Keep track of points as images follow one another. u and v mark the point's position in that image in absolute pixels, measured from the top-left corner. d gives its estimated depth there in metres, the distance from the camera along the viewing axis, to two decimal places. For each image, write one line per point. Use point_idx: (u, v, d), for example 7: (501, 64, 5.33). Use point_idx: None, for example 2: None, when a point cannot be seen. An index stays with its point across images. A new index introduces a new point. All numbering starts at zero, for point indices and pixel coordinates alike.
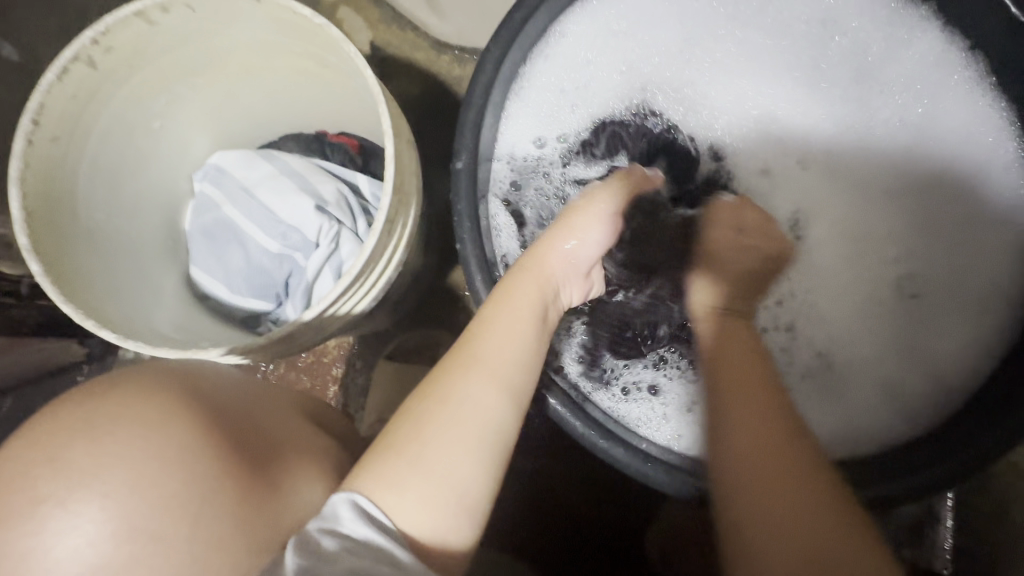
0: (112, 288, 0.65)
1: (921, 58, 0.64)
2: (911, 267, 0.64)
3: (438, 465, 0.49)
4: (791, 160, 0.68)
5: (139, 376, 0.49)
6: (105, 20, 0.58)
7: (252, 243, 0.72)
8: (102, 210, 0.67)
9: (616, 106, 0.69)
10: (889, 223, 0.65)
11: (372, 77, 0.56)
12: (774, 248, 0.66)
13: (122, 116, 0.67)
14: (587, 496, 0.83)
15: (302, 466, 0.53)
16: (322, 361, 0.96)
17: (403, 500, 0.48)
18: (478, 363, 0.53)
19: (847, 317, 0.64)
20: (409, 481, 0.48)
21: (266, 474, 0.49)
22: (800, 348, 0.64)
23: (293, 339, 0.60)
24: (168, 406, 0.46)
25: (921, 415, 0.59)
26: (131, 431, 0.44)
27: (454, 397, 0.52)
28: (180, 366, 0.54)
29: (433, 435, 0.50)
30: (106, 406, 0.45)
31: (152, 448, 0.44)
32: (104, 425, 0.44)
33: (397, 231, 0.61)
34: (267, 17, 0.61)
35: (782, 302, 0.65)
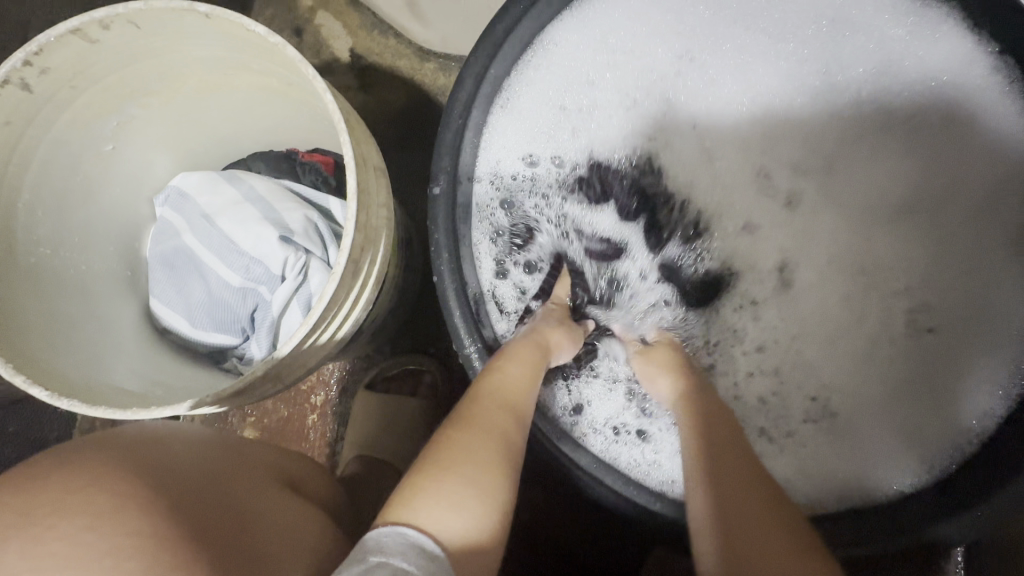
0: (57, 332, 0.59)
1: (940, 64, 0.57)
2: (919, 299, 0.59)
3: (492, 486, 0.44)
4: (776, 199, 0.63)
5: (84, 456, 0.42)
6: (37, 39, 0.52)
7: (214, 275, 0.67)
8: (47, 243, 0.62)
9: (614, 151, 0.64)
10: (901, 247, 0.60)
11: (332, 101, 0.51)
12: (763, 296, 0.62)
13: (67, 140, 0.62)
14: (579, 536, 0.79)
15: (285, 540, 0.45)
16: (300, 389, 0.91)
17: (465, 520, 0.41)
18: (500, 391, 0.50)
19: (856, 356, 0.60)
20: (469, 501, 0.42)
21: (246, 549, 0.41)
22: (793, 393, 0.60)
23: (254, 390, 0.55)
24: (118, 488, 0.39)
25: (940, 464, 0.54)
26: (76, 523, 0.37)
27: (487, 420, 0.48)
28: (133, 436, 0.47)
29: (478, 455, 0.45)
30: (44, 495, 0.38)
31: (105, 540, 0.37)
32: (44, 517, 0.37)
33: (364, 267, 0.56)
34: (220, 32, 0.55)
35: (764, 349, 0.61)
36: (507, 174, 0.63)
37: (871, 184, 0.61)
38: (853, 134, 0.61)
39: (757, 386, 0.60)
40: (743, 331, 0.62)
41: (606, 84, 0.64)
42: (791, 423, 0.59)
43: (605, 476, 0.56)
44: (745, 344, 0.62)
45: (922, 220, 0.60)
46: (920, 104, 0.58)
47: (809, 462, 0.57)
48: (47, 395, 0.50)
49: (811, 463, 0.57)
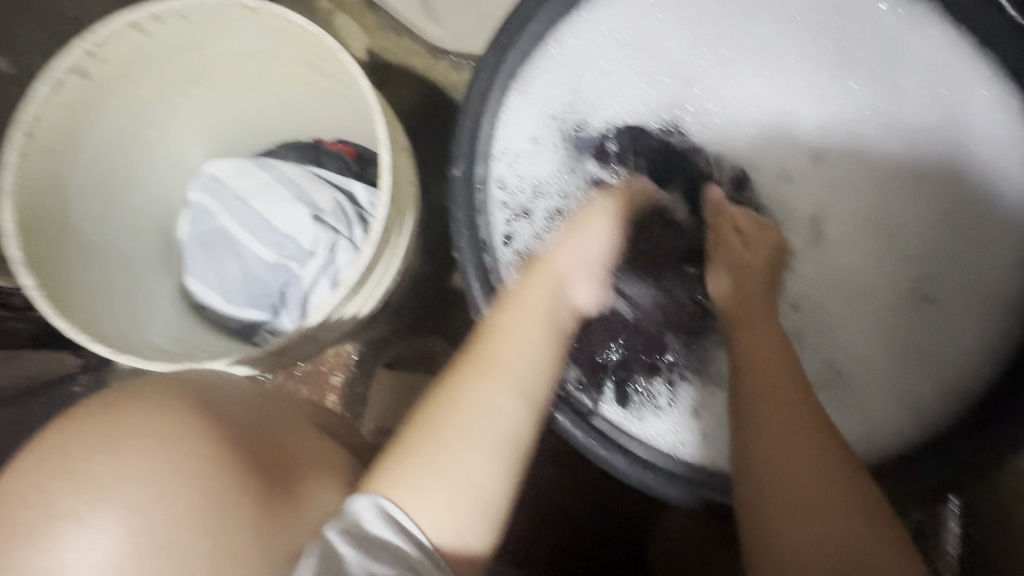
0: (107, 302, 0.64)
1: (931, 55, 0.60)
2: (927, 268, 0.61)
3: (463, 471, 0.48)
4: (801, 154, 0.65)
5: (149, 389, 0.47)
6: (98, 30, 0.57)
7: (249, 253, 0.71)
8: (97, 221, 0.67)
9: (644, 116, 0.67)
10: (914, 219, 0.62)
11: (367, 86, 0.56)
12: (800, 250, 0.65)
13: (116, 126, 0.67)
14: (588, 503, 0.82)
15: (317, 468, 0.51)
16: (321, 370, 0.95)
17: (427, 505, 0.47)
18: (494, 364, 0.52)
19: (868, 321, 0.62)
20: (432, 493, 0.47)
21: (283, 482, 0.48)
22: (810, 356, 0.62)
23: (292, 348, 0.59)
24: (189, 421, 0.45)
25: (928, 421, 0.59)
26: (148, 446, 0.43)
27: (469, 398, 0.51)
28: (191, 375, 0.51)
29: (453, 440, 0.49)
30: (124, 418, 0.44)
31: (170, 464, 0.43)
32: (118, 438, 0.43)
33: (394, 240, 0.60)
34: (262, 26, 0.61)
35: (798, 308, 0.64)
36: (519, 147, 0.67)
37: (881, 159, 0.63)
38: (867, 111, 0.62)
39: None
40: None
41: (627, 63, 0.67)
42: None
43: (617, 438, 0.60)
44: (782, 305, 0.64)
45: (926, 195, 0.62)
46: (915, 89, 0.61)
47: None
48: (105, 354, 0.55)
49: None
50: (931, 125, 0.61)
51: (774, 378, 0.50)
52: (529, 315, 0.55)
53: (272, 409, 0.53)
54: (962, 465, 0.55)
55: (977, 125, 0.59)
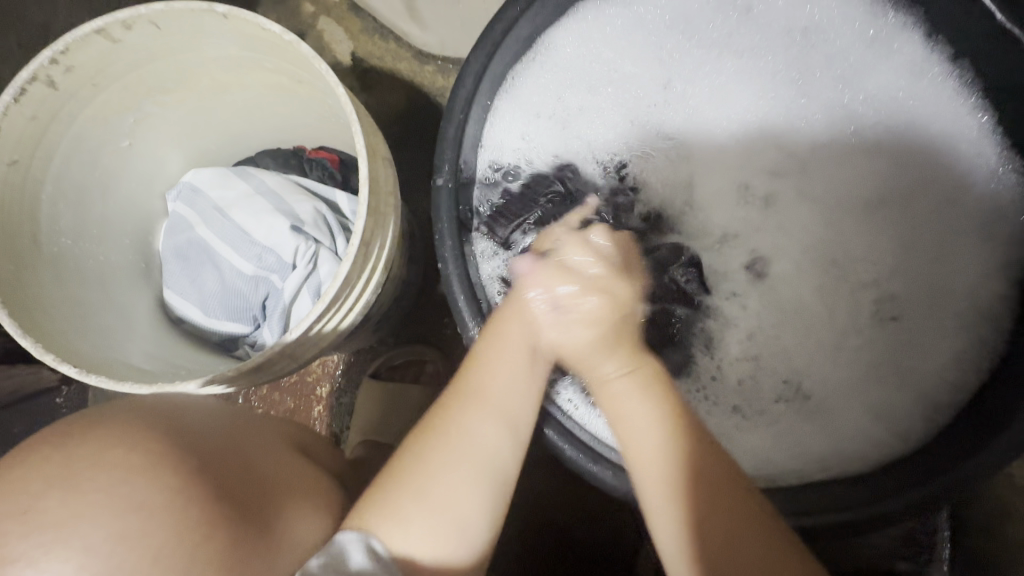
0: (78, 317, 0.62)
1: (896, 75, 0.63)
2: (886, 290, 0.62)
3: (446, 495, 0.50)
4: (754, 204, 0.66)
5: (116, 419, 0.45)
6: (64, 39, 0.55)
7: (227, 265, 0.70)
8: (69, 234, 0.65)
9: (623, 142, 0.67)
10: (875, 235, 0.63)
11: (344, 94, 0.54)
12: (743, 291, 0.64)
13: (88, 136, 0.65)
14: (577, 514, 0.81)
15: (296, 503, 0.51)
16: (306, 381, 0.94)
17: (415, 534, 0.49)
18: (478, 395, 0.53)
19: (833, 344, 0.62)
20: (414, 522, 0.49)
21: (258, 514, 0.47)
22: (767, 376, 0.62)
23: (271, 364, 0.58)
24: (154, 449, 0.43)
25: (923, 431, 0.57)
26: (111, 478, 0.41)
27: (459, 430, 0.52)
28: (163, 408, 0.49)
29: (438, 469, 0.51)
30: (83, 451, 0.42)
31: (140, 496, 0.41)
32: (83, 473, 0.41)
33: (374, 251, 0.59)
34: (236, 32, 0.59)
35: (753, 337, 0.63)
36: (507, 159, 0.66)
37: (862, 172, 0.64)
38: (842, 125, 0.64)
39: (737, 370, 0.62)
40: (731, 321, 0.64)
41: (607, 88, 0.68)
42: (784, 399, 0.61)
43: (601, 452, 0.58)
44: (738, 333, 0.63)
45: (907, 204, 0.62)
46: (884, 110, 0.63)
47: (792, 435, 0.60)
48: (73, 374, 0.53)
49: (794, 436, 0.60)
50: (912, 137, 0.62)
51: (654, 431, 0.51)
52: (508, 347, 0.53)
53: (237, 438, 0.52)
54: (952, 472, 0.51)
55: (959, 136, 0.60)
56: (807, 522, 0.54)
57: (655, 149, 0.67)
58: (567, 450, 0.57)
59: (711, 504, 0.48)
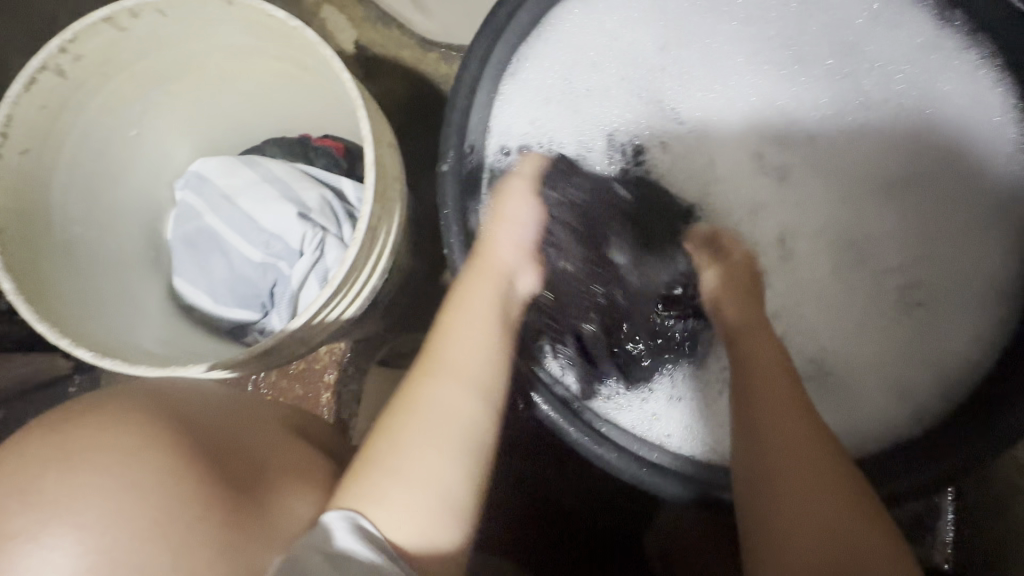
0: (90, 303, 0.63)
1: (909, 49, 0.61)
2: (911, 276, 0.62)
3: (422, 473, 0.49)
4: (768, 175, 0.66)
5: (117, 402, 0.47)
6: (72, 27, 0.55)
7: (235, 251, 0.70)
8: (79, 222, 0.66)
9: (632, 120, 0.67)
10: (896, 211, 0.63)
11: (350, 80, 0.54)
12: (768, 268, 0.64)
13: (97, 125, 0.66)
14: (583, 495, 0.82)
15: (291, 484, 0.51)
16: (314, 368, 0.95)
17: (398, 510, 0.48)
18: (445, 364, 0.54)
19: (857, 327, 0.62)
20: (392, 496, 0.48)
21: (254, 494, 0.47)
22: (794, 356, 0.62)
23: (278, 350, 0.58)
24: (147, 432, 0.44)
25: (927, 412, 0.58)
26: (103, 460, 0.42)
27: (427, 403, 0.52)
28: (163, 387, 0.52)
29: (412, 445, 0.50)
30: (78, 436, 0.43)
31: (131, 476, 0.42)
32: (80, 453, 0.42)
33: (381, 238, 0.59)
34: (241, 19, 0.59)
35: (776, 317, 0.64)
36: (517, 140, 0.66)
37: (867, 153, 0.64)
38: (847, 105, 0.64)
39: None
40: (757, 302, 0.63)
41: (612, 69, 0.67)
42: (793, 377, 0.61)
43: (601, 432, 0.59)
44: (764, 317, 0.63)
45: (914, 184, 0.62)
46: (903, 85, 0.62)
47: None
48: (88, 359, 0.54)
49: None
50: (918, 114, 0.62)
51: (775, 392, 0.51)
52: (477, 313, 0.57)
53: (231, 421, 0.52)
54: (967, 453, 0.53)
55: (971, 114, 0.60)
56: None
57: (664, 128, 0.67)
58: (574, 435, 0.58)
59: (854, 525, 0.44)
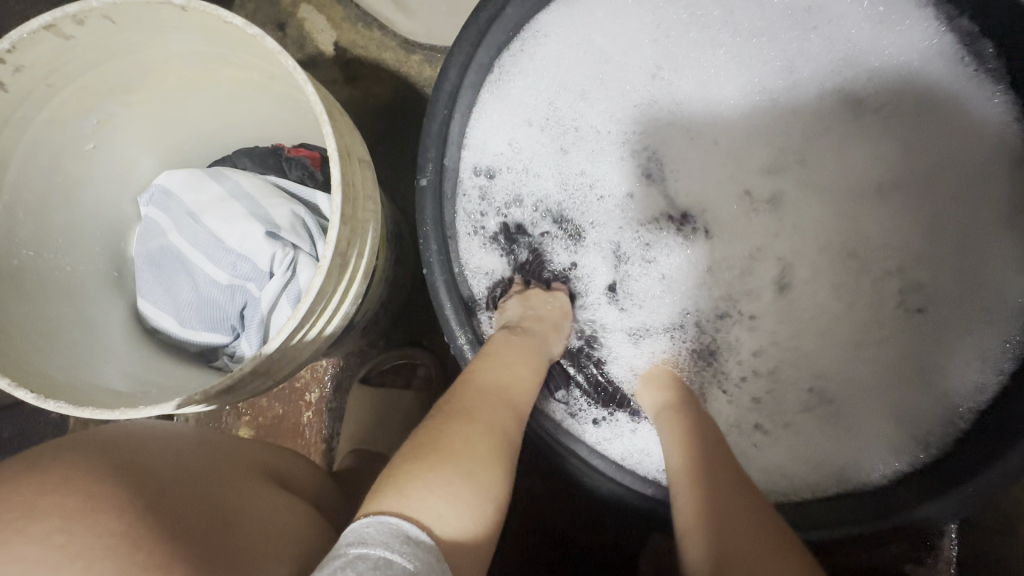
0: (43, 333, 0.59)
1: (909, 54, 0.56)
2: (912, 277, 0.58)
3: (475, 471, 0.43)
4: (755, 201, 0.61)
5: (63, 458, 0.43)
6: (10, 36, 0.51)
7: (200, 272, 0.66)
8: (29, 245, 0.62)
9: (614, 148, 0.63)
10: (900, 228, 0.59)
11: (314, 92, 0.50)
12: (760, 311, 0.61)
13: (47, 140, 0.61)
14: (575, 518, 0.79)
15: (272, 537, 0.46)
16: (294, 386, 0.91)
17: (446, 502, 0.40)
18: (490, 382, 0.50)
19: (860, 347, 0.59)
20: (439, 492, 0.41)
21: (226, 546, 0.43)
22: (791, 388, 0.59)
23: (245, 384, 0.54)
24: (93, 492, 0.40)
25: (932, 441, 0.54)
26: (50, 527, 0.38)
27: (476, 409, 0.48)
28: (121, 434, 0.48)
29: (458, 448, 0.44)
30: (14, 501, 0.39)
31: (81, 543, 0.38)
32: (20, 524, 0.38)
33: (353, 260, 0.55)
34: (197, 25, 0.55)
35: (761, 352, 0.60)
36: (493, 161, 0.62)
37: (867, 169, 0.59)
38: (851, 116, 0.59)
39: (752, 387, 0.60)
40: (745, 330, 0.61)
41: (603, 81, 0.63)
42: (784, 414, 0.59)
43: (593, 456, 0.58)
44: (739, 354, 0.61)
45: (924, 199, 0.58)
46: (900, 97, 0.58)
47: (801, 449, 0.58)
48: (32, 399, 0.50)
49: (802, 450, 0.58)
50: (930, 124, 0.57)
51: (713, 466, 0.48)
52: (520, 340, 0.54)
53: (198, 469, 0.49)
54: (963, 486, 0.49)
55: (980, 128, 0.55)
56: (815, 536, 0.53)
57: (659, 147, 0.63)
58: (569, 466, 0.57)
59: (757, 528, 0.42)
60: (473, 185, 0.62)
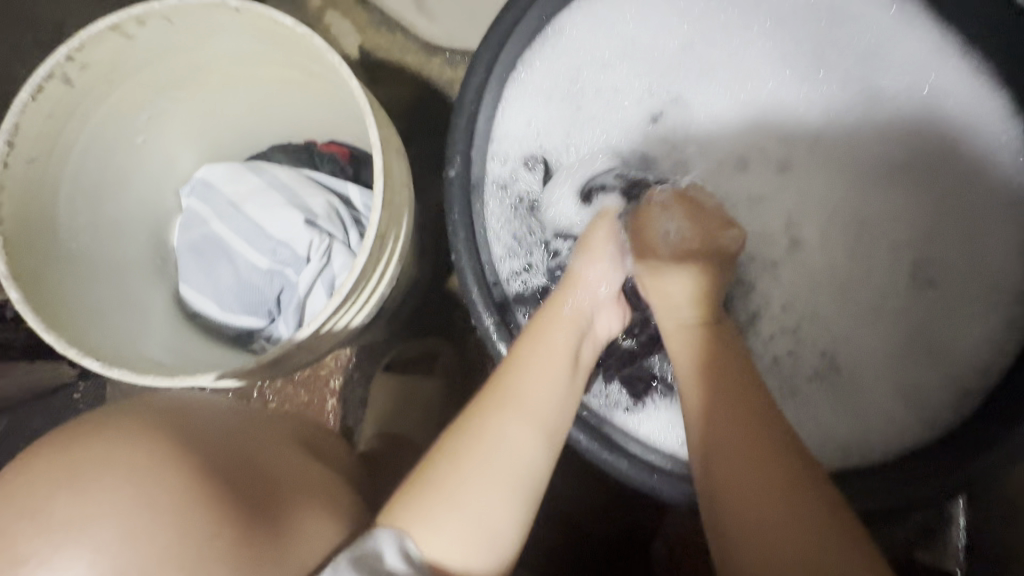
0: (99, 314, 0.63)
1: (918, 47, 0.61)
2: (923, 251, 0.60)
3: (481, 505, 0.48)
4: (768, 166, 0.64)
5: (126, 419, 0.46)
6: (79, 35, 0.55)
7: (241, 260, 0.70)
8: (84, 232, 0.66)
9: (631, 128, 0.66)
10: (902, 210, 0.62)
11: (358, 87, 0.54)
12: (779, 258, 0.63)
13: (103, 133, 0.66)
14: (592, 502, 0.82)
15: (308, 502, 0.51)
16: (319, 374, 0.94)
17: (444, 536, 0.47)
18: (518, 399, 0.52)
19: (866, 317, 0.61)
20: (448, 524, 0.47)
21: (269, 508, 0.47)
22: (807, 349, 0.61)
23: (288, 358, 0.58)
24: (162, 451, 0.44)
25: (938, 420, 0.57)
26: (116, 478, 0.41)
27: (495, 433, 0.50)
28: (171, 403, 0.52)
29: (471, 476, 0.49)
30: (88, 453, 0.42)
31: (145, 496, 0.41)
32: (90, 473, 0.41)
33: (389, 244, 0.59)
34: (247, 26, 0.59)
35: (785, 308, 0.62)
36: (516, 146, 0.66)
37: (870, 154, 0.63)
38: (859, 112, 0.63)
39: (776, 345, 0.61)
40: (767, 309, 0.62)
41: (623, 70, 0.66)
42: (793, 381, 0.60)
43: (624, 444, 0.58)
44: (771, 306, 0.62)
45: (924, 190, 0.61)
46: (903, 100, 0.61)
47: (812, 418, 0.59)
48: (96, 368, 0.54)
49: (814, 419, 0.59)
50: (930, 125, 0.61)
51: (735, 442, 0.45)
52: (555, 348, 0.54)
53: (241, 437, 0.53)
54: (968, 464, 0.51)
55: (974, 132, 0.59)
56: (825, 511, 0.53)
57: (681, 130, 0.66)
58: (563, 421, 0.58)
59: (782, 509, 0.42)
60: (500, 171, 0.65)
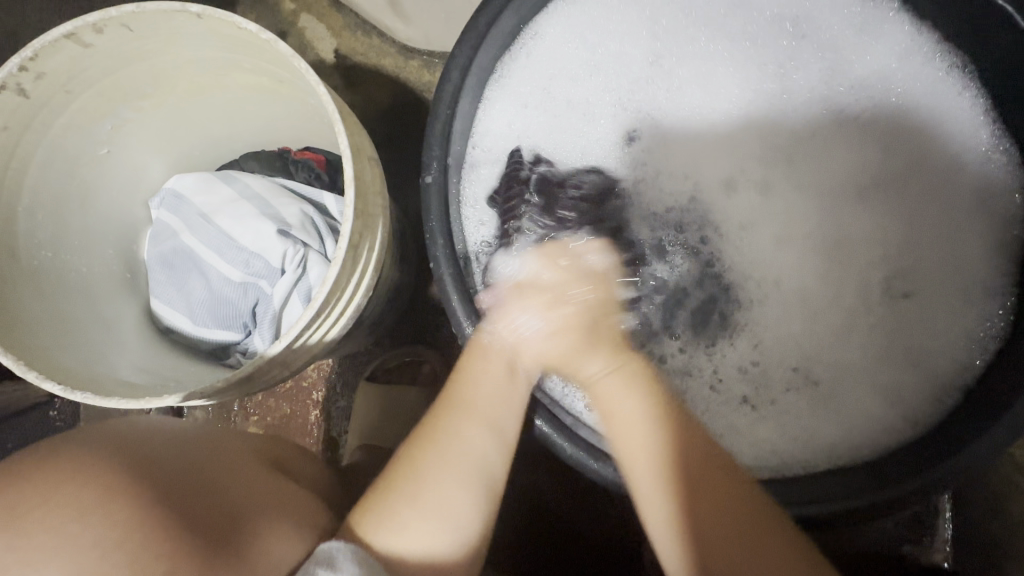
0: (62, 331, 0.61)
1: (887, 56, 0.61)
2: (897, 266, 0.60)
3: (438, 503, 0.51)
4: (750, 188, 0.64)
5: (83, 446, 0.46)
6: (32, 45, 0.53)
7: (213, 272, 0.68)
8: (45, 248, 0.63)
9: (617, 133, 0.66)
10: (881, 222, 0.61)
11: (325, 93, 0.52)
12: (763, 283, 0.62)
13: (64, 146, 0.63)
14: (581, 508, 0.81)
15: (280, 520, 0.50)
16: (301, 386, 0.92)
17: (406, 534, 0.50)
18: (466, 402, 0.55)
19: (837, 327, 0.61)
20: (408, 523, 0.50)
21: (233, 527, 0.46)
22: (776, 364, 0.61)
23: (262, 373, 0.56)
24: (110, 481, 0.43)
25: (921, 416, 0.56)
26: (70, 515, 0.41)
27: (452, 434, 0.54)
28: (129, 426, 0.50)
29: (430, 476, 0.52)
30: (40, 489, 0.42)
31: (99, 532, 0.41)
32: (45, 510, 0.41)
33: (363, 254, 0.57)
34: (211, 32, 0.57)
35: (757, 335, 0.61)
36: (496, 154, 0.64)
37: (840, 160, 0.63)
38: (832, 112, 0.63)
39: (738, 351, 0.61)
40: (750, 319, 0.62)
41: (601, 77, 0.66)
42: (769, 390, 0.60)
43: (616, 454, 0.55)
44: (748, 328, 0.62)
45: (889, 195, 0.61)
46: (876, 102, 0.62)
47: (792, 422, 0.59)
48: (58, 392, 0.51)
49: (793, 423, 0.59)
50: (898, 126, 0.61)
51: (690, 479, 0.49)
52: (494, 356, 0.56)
53: (206, 455, 0.52)
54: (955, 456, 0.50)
55: (947, 128, 0.60)
56: (816, 511, 0.52)
57: (660, 138, 0.65)
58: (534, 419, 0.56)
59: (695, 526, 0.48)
60: (484, 176, 0.63)
